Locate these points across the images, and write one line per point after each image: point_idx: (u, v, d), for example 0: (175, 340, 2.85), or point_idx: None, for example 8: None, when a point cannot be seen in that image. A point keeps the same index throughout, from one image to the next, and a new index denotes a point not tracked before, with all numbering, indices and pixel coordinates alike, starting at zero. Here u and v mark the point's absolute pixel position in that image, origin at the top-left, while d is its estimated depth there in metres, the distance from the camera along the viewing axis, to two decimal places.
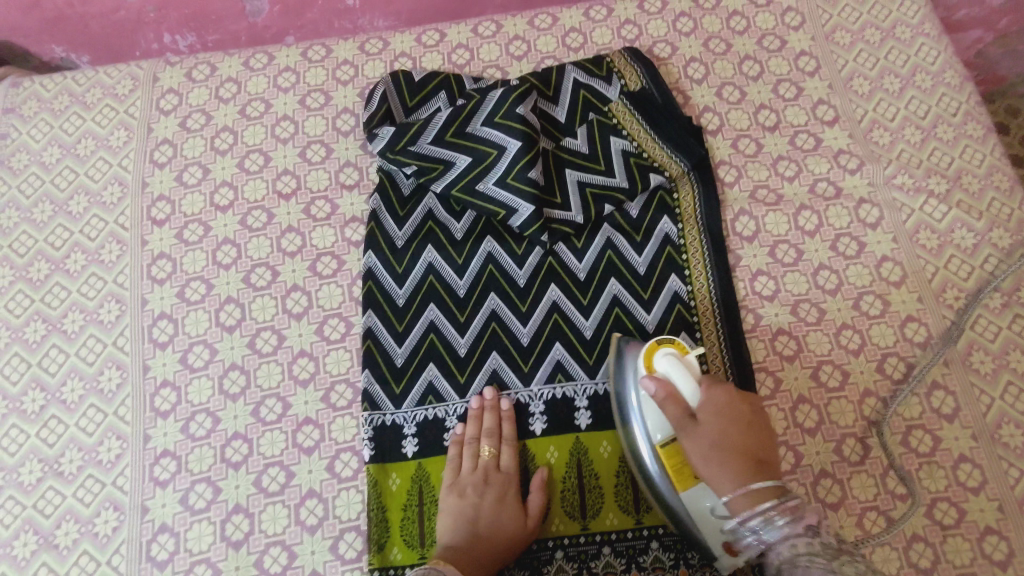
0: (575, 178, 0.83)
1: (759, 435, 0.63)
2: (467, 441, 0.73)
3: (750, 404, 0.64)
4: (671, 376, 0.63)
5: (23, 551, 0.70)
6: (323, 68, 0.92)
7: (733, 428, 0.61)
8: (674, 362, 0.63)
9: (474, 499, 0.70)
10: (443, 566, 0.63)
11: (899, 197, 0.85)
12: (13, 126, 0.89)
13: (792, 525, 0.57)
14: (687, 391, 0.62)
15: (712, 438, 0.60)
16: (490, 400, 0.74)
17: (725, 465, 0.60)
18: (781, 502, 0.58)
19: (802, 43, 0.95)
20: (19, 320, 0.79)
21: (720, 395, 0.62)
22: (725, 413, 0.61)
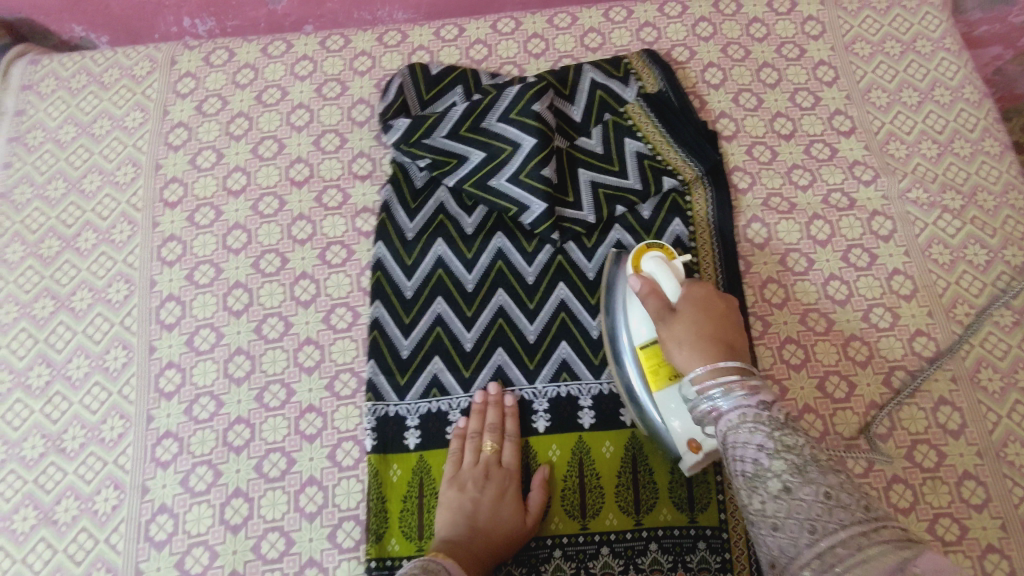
0: (588, 178, 0.83)
1: (736, 331, 0.64)
2: (469, 435, 0.73)
3: (732, 307, 0.67)
4: (655, 273, 0.67)
5: (23, 525, 0.70)
6: (341, 57, 0.92)
7: (711, 319, 0.63)
8: (658, 263, 0.67)
9: (473, 494, 0.69)
10: (442, 558, 0.62)
11: (912, 211, 0.85)
12: (30, 103, 0.89)
13: (746, 395, 0.55)
14: (669, 286, 0.66)
15: (690, 324, 0.63)
16: (494, 395, 0.74)
17: (696, 346, 0.61)
18: (744, 377, 0.57)
19: (821, 53, 0.95)
20: (28, 296, 0.79)
21: (699, 291, 0.65)
22: (704, 307, 0.64)
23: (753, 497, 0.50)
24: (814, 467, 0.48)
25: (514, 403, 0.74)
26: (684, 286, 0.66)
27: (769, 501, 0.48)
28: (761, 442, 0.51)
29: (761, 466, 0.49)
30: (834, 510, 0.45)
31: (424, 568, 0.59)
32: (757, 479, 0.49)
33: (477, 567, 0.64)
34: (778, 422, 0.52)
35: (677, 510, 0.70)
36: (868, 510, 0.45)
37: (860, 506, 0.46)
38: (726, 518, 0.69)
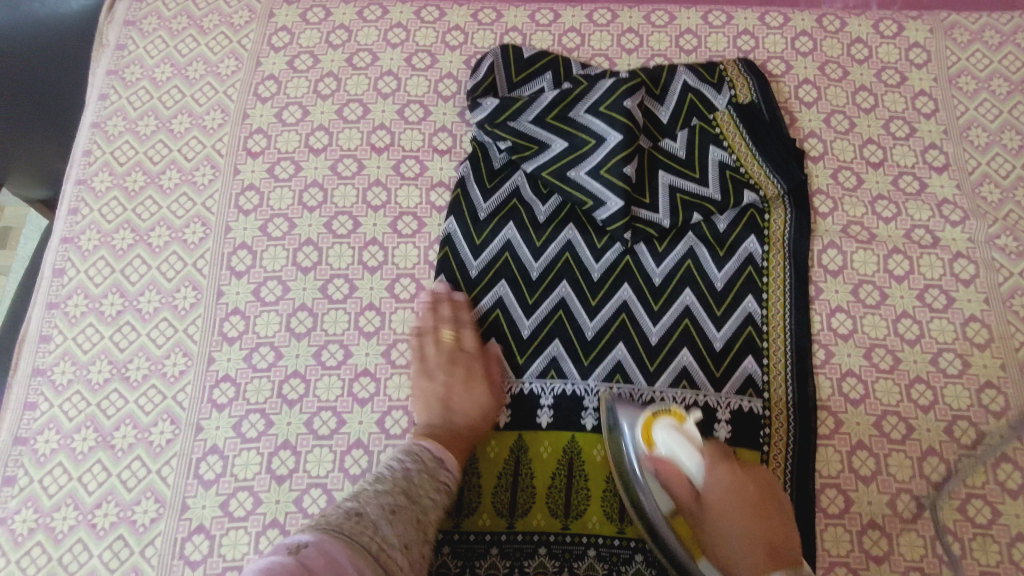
0: (667, 181, 0.82)
1: (772, 517, 0.62)
2: (429, 330, 0.75)
3: (760, 480, 0.64)
4: (670, 452, 0.64)
5: (82, 445, 0.73)
6: (434, 29, 0.92)
7: (736, 516, 0.61)
8: (670, 436, 0.64)
9: (442, 382, 0.73)
10: (426, 442, 0.68)
11: (999, 258, 0.82)
12: (131, 38, 0.91)
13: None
14: (688, 468, 0.63)
15: (724, 521, 0.62)
16: (459, 296, 0.77)
17: (736, 548, 0.61)
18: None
19: (923, 82, 0.92)
20: (110, 226, 0.82)
21: (723, 474, 0.62)
22: (728, 500, 0.62)
23: None
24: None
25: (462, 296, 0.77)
26: (705, 465, 0.63)
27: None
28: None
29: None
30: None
31: (408, 452, 0.67)
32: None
33: (459, 450, 0.70)
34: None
35: None
36: None
37: None
38: None
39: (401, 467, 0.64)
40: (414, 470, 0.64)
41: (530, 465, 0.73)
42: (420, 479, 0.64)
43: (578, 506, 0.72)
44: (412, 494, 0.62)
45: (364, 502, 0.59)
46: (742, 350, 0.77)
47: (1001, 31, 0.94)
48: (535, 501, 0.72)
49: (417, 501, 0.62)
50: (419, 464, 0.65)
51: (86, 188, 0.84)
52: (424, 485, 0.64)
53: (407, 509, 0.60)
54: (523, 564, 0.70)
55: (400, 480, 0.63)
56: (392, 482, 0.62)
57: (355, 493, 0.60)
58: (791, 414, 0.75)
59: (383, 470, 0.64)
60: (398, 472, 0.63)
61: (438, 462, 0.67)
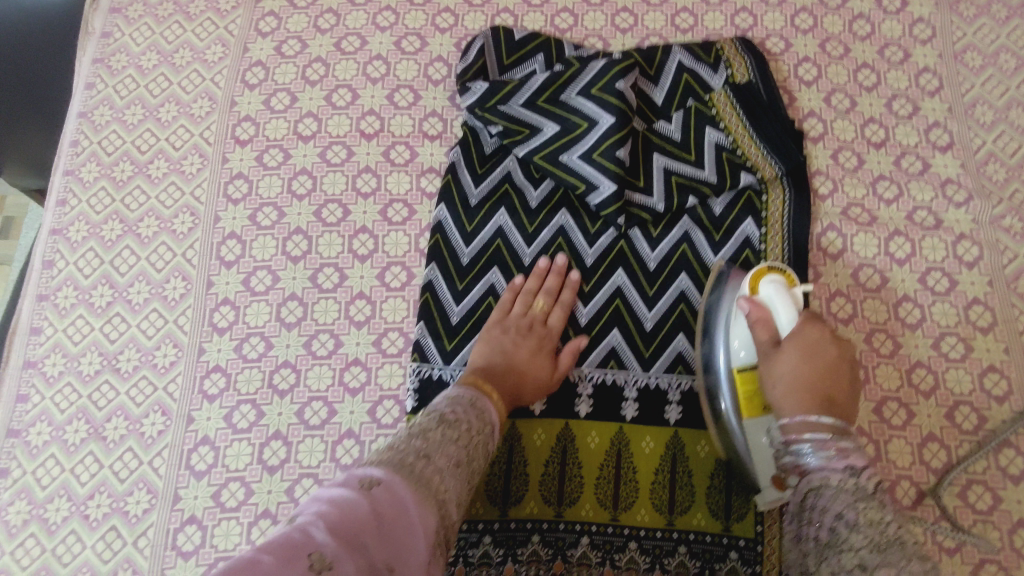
0: (662, 165, 0.80)
1: (847, 384, 0.59)
2: (523, 292, 0.76)
3: (848, 353, 0.61)
4: (768, 299, 0.63)
5: (74, 437, 0.73)
6: (423, 11, 0.90)
7: (813, 362, 0.58)
8: (776, 287, 0.63)
9: (515, 337, 0.72)
10: (487, 399, 0.62)
11: (1004, 239, 0.80)
12: (117, 26, 0.90)
13: (835, 457, 0.53)
14: (781, 317, 0.62)
15: (794, 364, 0.58)
16: (558, 263, 0.77)
17: (790, 389, 0.57)
18: (833, 439, 0.53)
19: (927, 59, 0.89)
20: (98, 217, 0.81)
21: (814, 331, 0.60)
22: (811, 348, 0.59)
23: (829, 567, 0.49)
24: (898, 547, 0.46)
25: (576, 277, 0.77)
26: (799, 319, 0.61)
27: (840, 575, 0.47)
28: (842, 514, 0.50)
29: (839, 536, 0.49)
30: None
31: (470, 402, 0.60)
32: (834, 546, 0.49)
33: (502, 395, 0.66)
34: (864, 493, 0.50)
35: (712, 516, 0.70)
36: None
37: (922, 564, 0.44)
38: (763, 530, 0.69)
39: (465, 417, 0.58)
40: (475, 427, 0.58)
41: (523, 453, 0.72)
42: (479, 439, 0.57)
43: (571, 494, 0.71)
44: (471, 453, 0.55)
45: (433, 445, 0.52)
46: None
47: (1009, 5, 0.91)
48: (528, 489, 0.71)
49: (473, 465, 0.55)
50: (482, 422, 0.59)
51: (75, 179, 0.83)
52: (480, 449, 0.57)
53: (465, 470, 0.53)
54: (516, 552, 0.69)
55: (464, 432, 0.56)
56: (458, 432, 0.55)
57: (421, 431, 0.54)
58: None
59: (448, 412, 0.57)
60: (463, 422, 0.57)
61: (491, 426, 0.60)
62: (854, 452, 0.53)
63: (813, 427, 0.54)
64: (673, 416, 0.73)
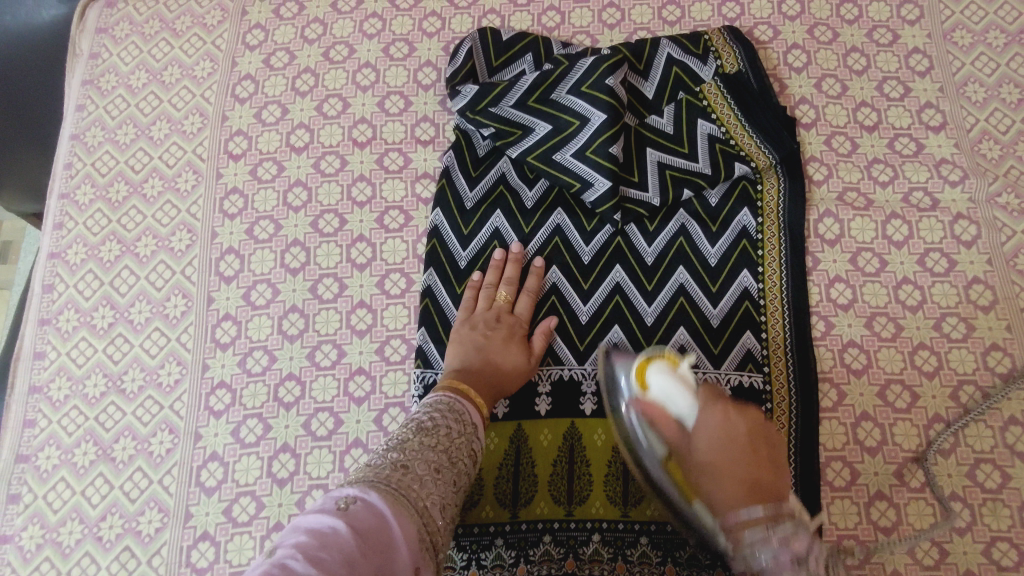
0: (655, 159, 0.80)
1: (762, 459, 0.59)
2: (483, 287, 0.76)
3: (753, 422, 0.62)
4: (664, 389, 0.63)
5: (82, 460, 0.73)
6: (410, 17, 0.90)
7: (726, 451, 0.59)
8: (664, 373, 0.63)
9: (484, 331, 0.73)
10: (467, 402, 0.65)
11: (1001, 217, 0.80)
12: (104, 46, 0.90)
13: (780, 551, 0.52)
14: (679, 406, 0.62)
15: (709, 457, 0.59)
16: (513, 252, 0.77)
17: (717, 483, 0.58)
18: (772, 531, 0.53)
19: (916, 40, 0.89)
20: (95, 238, 0.81)
21: (715, 415, 0.61)
22: (720, 436, 0.60)
23: None
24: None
25: (538, 261, 0.78)
26: (696, 405, 0.62)
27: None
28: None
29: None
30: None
31: (449, 406, 0.63)
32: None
33: (482, 391, 0.68)
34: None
35: None
36: None
37: None
38: None
39: (443, 422, 0.61)
40: (454, 430, 0.61)
41: (530, 454, 0.72)
42: (459, 441, 0.60)
43: (580, 492, 0.71)
44: (453, 455, 0.58)
45: (410, 454, 0.55)
46: (740, 325, 0.76)
47: None
48: (537, 490, 0.71)
49: (455, 466, 0.58)
50: (461, 424, 0.62)
51: (70, 202, 0.83)
52: (462, 449, 0.60)
53: (447, 472, 0.57)
54: (528, 553, 0.70)
55: (442, 437, 0.59)
56: (436, 438, 0.58)
57: (400, 442, 0.57)
58: (793, 388, 0.74)
59: (426, 420, 0.60)
60: (440, 427, 0.60)
61: (472, 427, 0.63)
62: (796, 534, 0.53)
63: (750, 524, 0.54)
64: None
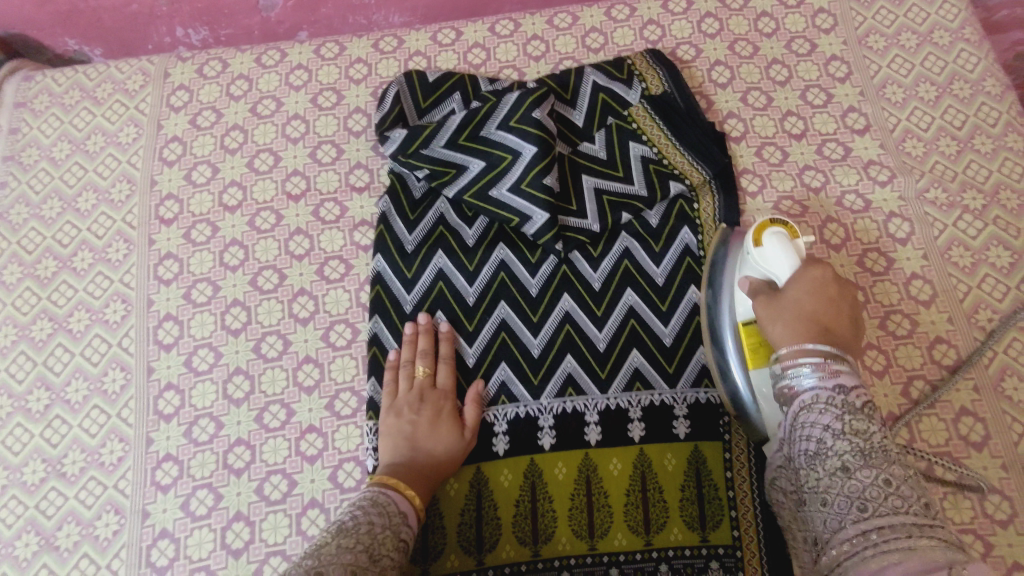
0: (592, 185, 0.81)
1: (844, 316, 0.63)
2: (402, 364, 0.74)
3: (848, 291, 0.64)
4: (774, 251, 0.65)
5: (24, 552, 0.70)
6: (336, 65, 0.90)
7: (816, 299, 0.62)
8: (779, 238, 0.65)
9: (410, 418, 0.71)
10: (393, 492, 0.65)
11: (931, 212, 0.81)
12: (23, 120, 0.88)
13: (829, 378, 0.58)
14: (780, 270, 0.65)
15: (796, 302, 0.63)
16: (423, 324, 0.76)
17: (793, 324, 0.62)
18: (827, 363, 0.58)
19: (833, 47, 0.91)
20: (26, 318, 0.79)
21: (815, 272, 0.64)
22: (814, 287, 0.63)
23: (815, 475, 0.55)
24: (880, 453, 0.53)
25: (447, 326, 0.76)
26: (798, 266, 0.64)
27: (828, 476, 0.54)
28: (830, 424, 0.56)
29: (827, 446, 0.55)
30: (889, 496, 0.51)
31: (372, 500, 0.63)
32: (819, 457, 0.55)
33: (422, 488, 0.67)
34: (853, 407, 0.56)
35: (689, 529, 0.69)
36: (925, 506, 0.51)
37: (918, 501, 0.51)
38: (739, 536, 0.69)
39: (365, 519, 0.60)
40: (378, 524, 0.60)
41: (492, 496, 0.71)
42: (384, 534, 0.59)
43: (545, 530, 0.70)
44: (375, 552, 0.57)
45: (325, 560, 0.53)
46: (692, 344, 0.76)
47: None
48: (503, 533, 0.70)
49: (378, 562, 0.56)
50: (385, 515, 0.61)
51: None
52: (387, 543, 0.59)
53: (367, 570, 0.55)
54: None
55: (362, 534, 0.58)
56: (355, 537, 0.57)
57: (317, 550, 0.55)
58: None
59: (347, 520, 0.59)
60: (361, 524, 0.59)
61: (400, 516, 0.63)
62: (848, 373, 0.59)
63: (809, 356, 0.59)
64: (637, 434, 0.72)
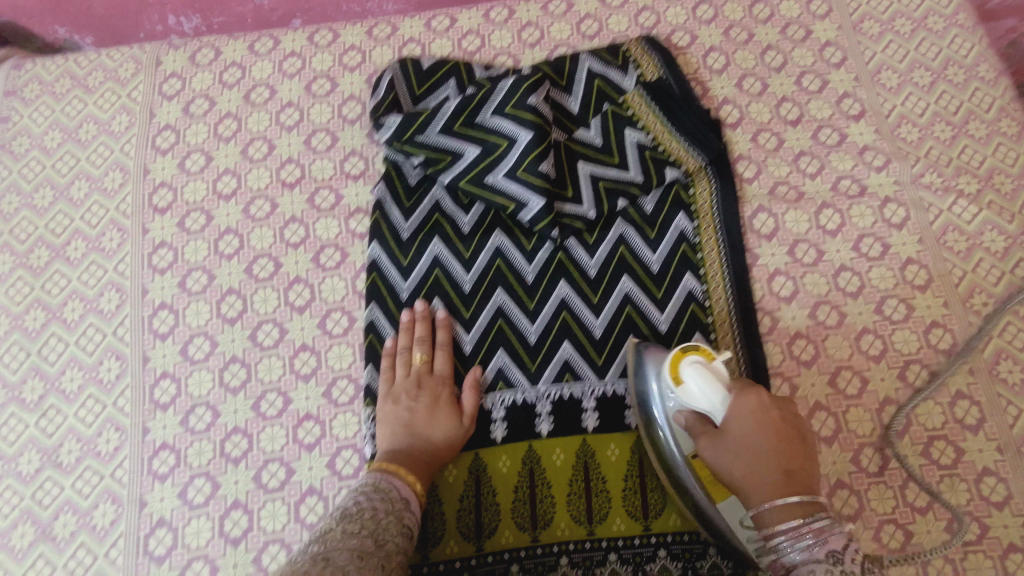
0: (588, 171, 0.80)
1: (796, 449, 0.57)
2: (399, 352, 0.74)
3: (788, 413, 0.59)
4: (696, 389, 0.59)
5: (21, 542, 0.69)
6: (330, 53, 0.89)
7: (763, 437, 0.57)
8: (697, 368, 0.59)
9: (407, 405, 0.71)
10: (395, 478, 0.64)
11: (926, 196, 0.82)
12: (13, 108, 0.87)
13: (816, 547, 0.52)
14: (713, 406, 0.58)
15: (744, 444, 0.57)
16: (420, 311, 0.76)
17: (748, 475, 0.56)
18: (805, 522, 0.53)
19: (828, 33, 0.91)
20: (19, 308, 0.78)
21: (752, 403, 0.58)
22: (755, 426, 0.57)
23: None
24: None
25: (443, 313, 0.76)
26: (729, 401, 0.58)
27: None
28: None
29: None
30: None
31: (374, 487, 0.62)
32: None
33: (422, 475, 0.67)
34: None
35: (687, 514, 0.69)
36: None
37: None
38: None
39: (368, 505, 0.60)
40: (381, 510, 0.60)
41: (491, 482, 0.71)
42: (388, 520, 0.59)
43: (544, 515, 0.70)
44: (379, 537, 0.57)
45: (331, 546, 0.54)
46: (688, 329, 0.76)
47: None
48: (502, 519, 0.70)
49: (383, 547, 0.56)
50: (388, 501, 0.61)
51: None
52: (391, 528, 0.59)
53: (374, 556, 0.55)
54: None
55: (366, 520, 0.58)
56: (359, 522, 0.57)
57: (322, 536, 0.56)
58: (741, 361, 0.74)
59: (350, 506, 0.59)
60: (365, 510, 0.59)
61: (403, 502, 0.62)
62: (830, 527, 0.53)
63: (784, 516, 0.54)
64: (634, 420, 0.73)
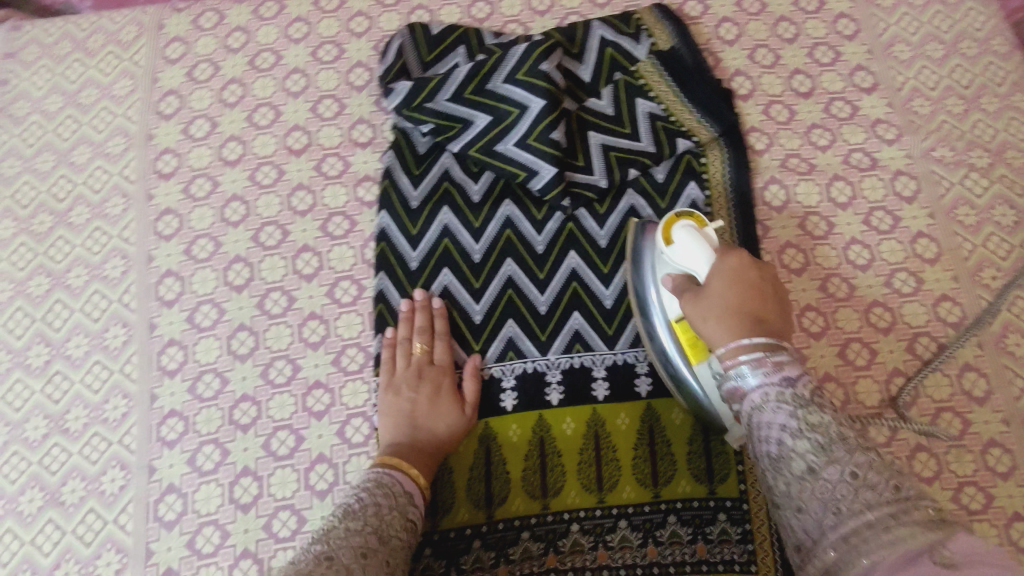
0: (599, 141, 0.80)
1: (769, 304, 0.60)
2: (399, 342, 0.73)
3: (768, 277, 0.62)
4: (683, 243, 0.62)
5: (29, 507, 0.69)
6: (337, 18, 0.88)
7: (739, 289, 0.59)
8: (687, 228, 0.63)
9: (409, 398, 0.70)
10: (398, 472, 0.64)
11: (938, 170, 0.81)
12: (12, 71, 0.85)
13: (770, 372, 0.54)
14: (697, 263, 0.62)
15: (721, 296, 0.60)
16: (420, 300, 0.74)
17: (722, 319, 0.59)
18: (767, 354, 0.55)
19: (841, 5, 0.90)
20: (22, 274, 0.77)
21: (733, 260, 0.61)
22: (733, 278, 0.60)
23: (780, 480, 0.51)
24: (842, 446, 0.49)
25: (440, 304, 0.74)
26: (716, 254, 0.62)
27: (798, 483, 0.49)
28: (785, 422, 0.51)
29: (785, 448, 0.50)
30: (861, 490, 0.46)
31: (376, 480, 0.62)
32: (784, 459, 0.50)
33: (425, 466, 0.66)
34: (801, 399, 0.52)
35: (696, 481, 0.70)
36: (897, 490, 0.45)
37: (891, 488, 0.46)
38: (747, 489, 0.69)
39: (370, 501, 0.60)
40: (384, 505, 0.60)
41: (501, 452, 0.71)
42: (391, 515, 0.60)
43: (555, 484, 0.70)
44: (382, 534, 0.58)
45: (334, 545, 0.54)
46: None
47: None
48: (512, 488, 0.70)
49: (386, 543, 0.57)
50: (391, 496, 0.61)
51: None
52: (395, 524, 0.59)
53: (377, 553, 0.56)
54: (508, 552, 0.68)
55: (369, 517, 0.58)
56: (361, 519, 0.58)
57: (324, 534, 0.56)
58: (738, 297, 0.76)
59: (352, 502, 0.59)
60: (367, 507, 0.59)
61: (406, 495, 0.62)
62: (789, 362, 0.55)
63: (746, 350, 0.56)
64: (643, 389, 0.73)
